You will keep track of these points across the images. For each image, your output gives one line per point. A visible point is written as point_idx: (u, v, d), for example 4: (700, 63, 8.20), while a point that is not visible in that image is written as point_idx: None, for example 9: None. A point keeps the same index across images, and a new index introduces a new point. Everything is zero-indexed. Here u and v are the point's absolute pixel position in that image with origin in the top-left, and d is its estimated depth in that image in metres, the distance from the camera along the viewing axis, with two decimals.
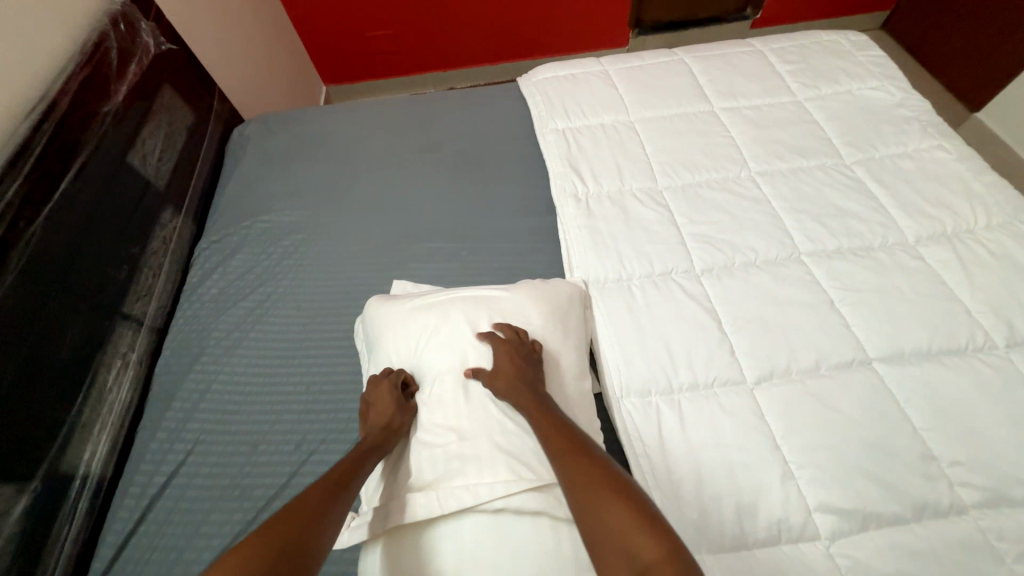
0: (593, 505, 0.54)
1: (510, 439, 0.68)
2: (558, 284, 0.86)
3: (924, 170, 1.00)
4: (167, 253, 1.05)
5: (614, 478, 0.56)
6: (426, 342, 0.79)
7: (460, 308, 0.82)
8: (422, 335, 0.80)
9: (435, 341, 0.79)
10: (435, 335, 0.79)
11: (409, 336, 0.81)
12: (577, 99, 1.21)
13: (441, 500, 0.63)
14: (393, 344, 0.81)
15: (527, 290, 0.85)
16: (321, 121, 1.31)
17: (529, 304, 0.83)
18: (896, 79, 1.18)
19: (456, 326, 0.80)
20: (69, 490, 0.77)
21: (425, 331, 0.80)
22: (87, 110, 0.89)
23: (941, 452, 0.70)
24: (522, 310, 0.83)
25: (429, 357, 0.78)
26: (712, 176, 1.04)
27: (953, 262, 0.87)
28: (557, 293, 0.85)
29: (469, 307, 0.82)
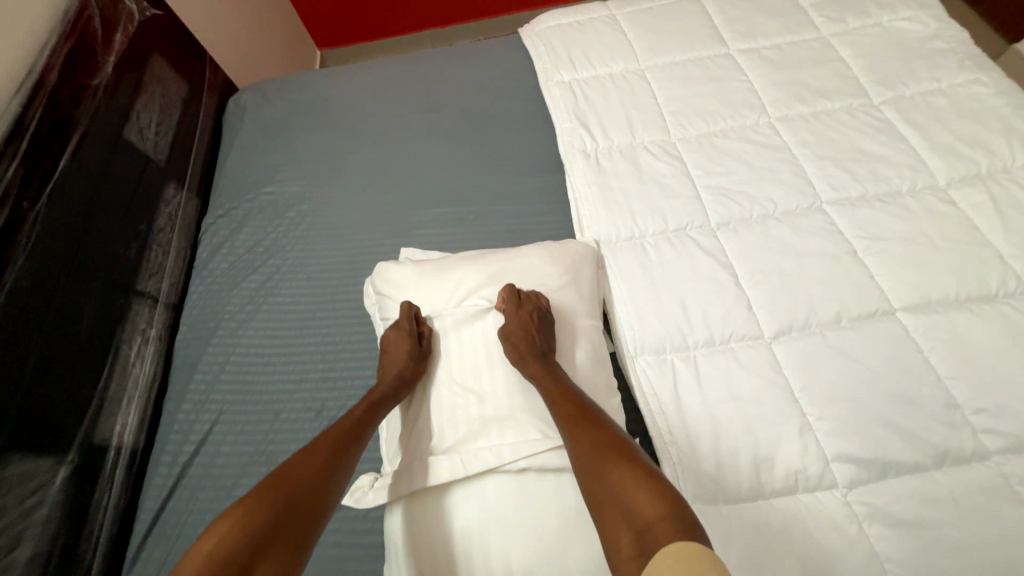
0: (597, 469, 0.55)
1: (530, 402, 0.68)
2: (570, 244, 0.84)
3: (959, 107, 0.93)
4: (174, 230, 1.05)
5: (622, 444, 0.57)
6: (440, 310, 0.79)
7: (473, 274, 0.81)
8: (436, 302, 0.80)
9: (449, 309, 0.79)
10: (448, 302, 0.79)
11: (422, 303, 0.80)
12: (583, 47, 1.14)
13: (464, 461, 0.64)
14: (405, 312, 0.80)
15: (539, 252, 0.83)
16: (317, 86, 1.26)
17: (542, 266, 0.81)
18: (932, 7, 1.08)
19: (468, 292, 0.79)
20: (105, 460, 0.80)
21: (438, 298, 0.80)
22: (77, 84, 0.86)
23: (966, 400, 0.69)
24: (536, 272, 0.81)
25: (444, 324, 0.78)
26: (729, 124, 0.99)
27: (987, 205, 0.82)
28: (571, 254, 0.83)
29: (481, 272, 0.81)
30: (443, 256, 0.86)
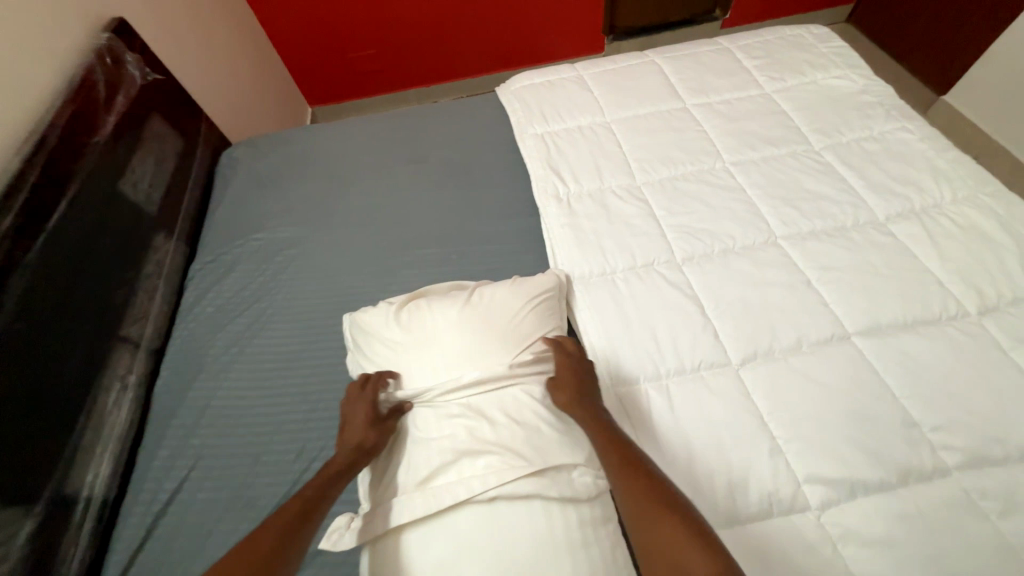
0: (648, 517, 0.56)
1: (499, 434, 0.66)
2: (538, 274, 0.86)
3: (890, 151, 1.04)
4: (161, 276, 1.07)
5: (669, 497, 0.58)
6: (409, 339, 0.78)
7: (442, 312, 0.79)
8: (404, 346, 0.78)
9: (417, 339, 0.77)
10: (416, 331, 0.78)
11: (391, 345, 0.79)
12: (554, 104, 1.25)
13: (434, 496, 0.61)
14: (377, 347, 0.80)
15: (506, 287, 0.83)
16: (308, 141, 1.34)
17: (509, 292, 0.82)
18: (858, 67, 1.23)
19: (436, 319, 0.79)
20: (74, 512, 0.77)
21: (406, 341, 0.78)
22: (78, 142, 0.91)
23: (924, 418, 0.72)
24: (504, 307, 0.80)
25: (412, 369, 0.76)
26: (688, 169, 1.08)
27: (922, 236, 0.90)
28: (537, 281, 0.84)
29: (450, 299, 0.81)
30: (422, 292, 0.89)
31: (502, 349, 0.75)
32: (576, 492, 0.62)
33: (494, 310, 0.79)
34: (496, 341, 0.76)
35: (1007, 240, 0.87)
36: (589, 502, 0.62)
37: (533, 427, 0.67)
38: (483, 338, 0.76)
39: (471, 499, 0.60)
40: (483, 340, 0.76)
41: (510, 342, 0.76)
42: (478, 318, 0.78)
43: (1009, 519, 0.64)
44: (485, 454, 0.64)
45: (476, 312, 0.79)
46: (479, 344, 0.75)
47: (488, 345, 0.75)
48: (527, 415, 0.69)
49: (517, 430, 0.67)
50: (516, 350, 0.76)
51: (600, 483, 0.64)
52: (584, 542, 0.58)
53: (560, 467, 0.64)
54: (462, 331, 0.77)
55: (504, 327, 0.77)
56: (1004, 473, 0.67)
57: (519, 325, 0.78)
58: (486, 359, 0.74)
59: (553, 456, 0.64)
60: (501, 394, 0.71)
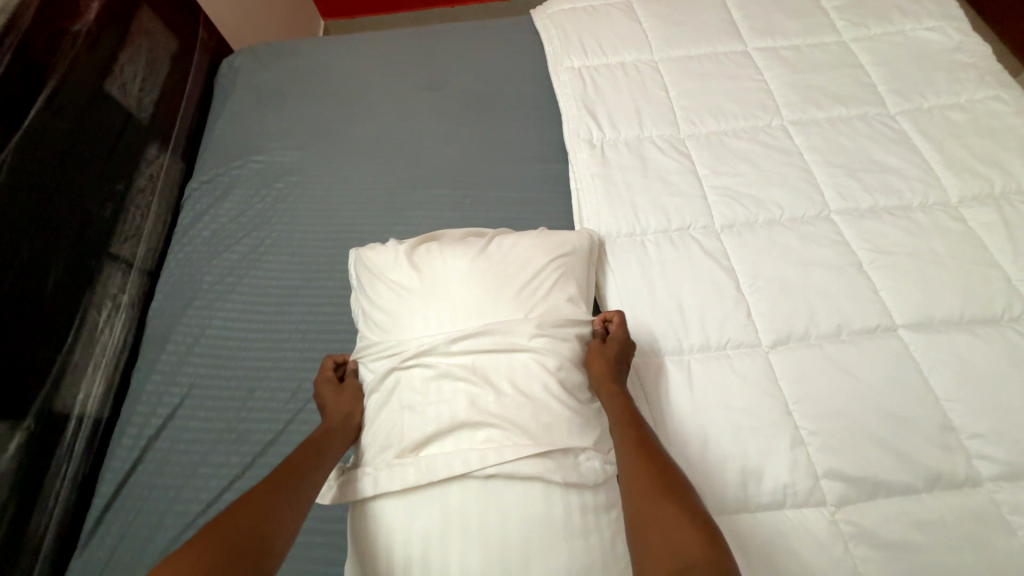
0: (647, 493, 0.51)
1: (503, 406, 0.61)
2: (567, 233, 0.79)
3: (977, 124, 0.91)
4: (155, 192, 0.99)
5: (670, 477, 0.53)
6: (418, 281, 0.72)
7: (452, 262, 0.73)
8: (407, 292, 0.72)
9: (428, 283, 0.71)
10: (426, 276, 0.72)
11: (394, 290, 0.73)
12: (596, 34, 1.09)
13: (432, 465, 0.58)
14: (383, 286, 0.74)
15: (526, 244, 0.76)
16: (317, 55, 1.20)
17: (531, 248, 0.75)
18: (956, 18, 1.05)
19: (450, 266, 0.72)
20: (65, 429, 0.76)
21: (411, 287, 0.72)
22: (54, 31, 0.80)
23: (963, 423, 0.67)
24: (520, 265, 0.73)
25: (412, 317, 0.70)
26: (740, 124, 0.95)
27: (998, 225, 0.80)
28: (564, 241, 0.77)
29: (468, 246, 0.75)
30: (434, 234, 0.82)
31: (512, 308, 0.69)
32: (582, 478, 0.58)
33: (515, 264, 0.73)
34: (506, 301, 0.70)
35: None
36: (594, 491, 0.59)
37: (542, 400, 0.62)
38: (499, 293, 0.70)
39: (469, 477, 0.58)
40: (498, 295, 0.70)
41: (522, 304, 0.70)
42: (491, 272, 0.72)
43: None
44: (486, 427, 0.60)
45: (495, 264, 0.73)
46: (493, 298, 0.69)
47: (502, 301, 0.69)
48: (535, 387, 0.63)
49: (523, 401, 0.62)
50: (531, 308, 0.70)
51: (608, 469, 0.60)
52: (584, 528, 0.56)
53: (567, 450, 0.59)
54: (478, 281, 0.71)
55: (521, 283, 0.71)
56: None
57: (539, 283, 0.72)
58: (498, 316, 0.68)
59: (559, 437, 0.59)
60: (510, 358, 0.65)
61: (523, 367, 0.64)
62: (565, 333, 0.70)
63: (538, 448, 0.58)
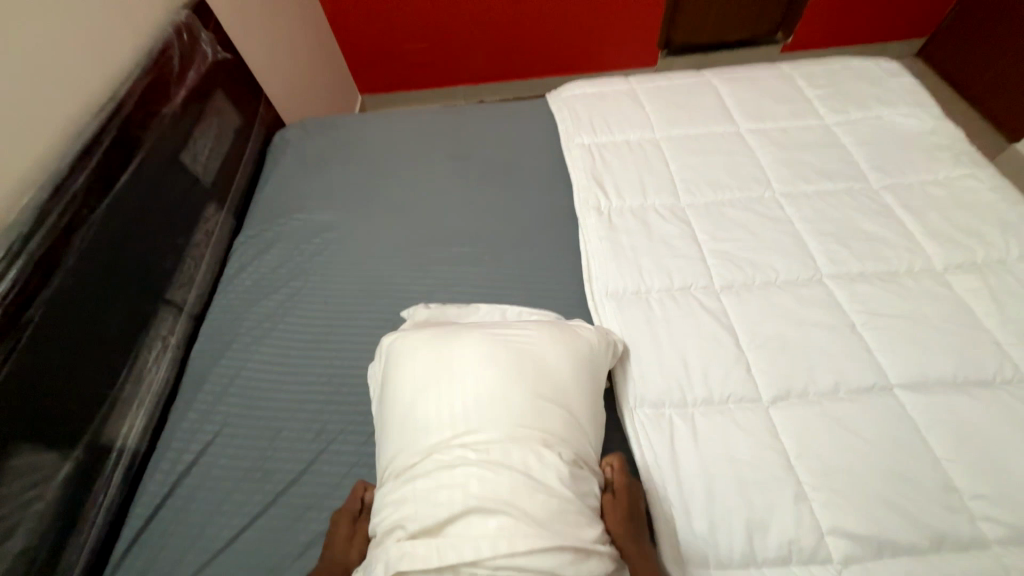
0: None
1: (514, 488, 0.62)
2: (584, 330, 0.82)
3: (955, 198, 0.99)
4: (208, 245, 1.11)
5: None
6: (439, 359, 0.76)
7: (471, 344, 0.77)
8: (426, 371, 0.75)
9: (444, 361, 0.75)
10: (445, 356, 0.76)
11: (414, 368, 0.76)
12: (604, 115, 1.24)
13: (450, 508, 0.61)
14: (409, 359, 0.78)
15: (541, 330, 0.80)
16: (358, 128, 1.37)
17: (546, 335, 0.79)
18: (929, 106, 1.17)
19: (468, 347, 0.76)
20: (106, 461, 0.81)
21: (430, 367, 0.75)
22: (148, 111, 0.96)
23: (965, 483, 0.68)
24: (536, 350, 0.77)
25: (428, 398, 0.72)
26: (735, 195, 1.05)
27: (982, 291, 0.86)
28: (580, 338, 0.80)
29: (490, 333, 0.79)
30: (457, 309, 0.94)
31: (526, 392, 0.72)
32: (595, 541, 0.61)
33: (531, 353, 0.76)
34: (520, 383, 0.72)
35: None
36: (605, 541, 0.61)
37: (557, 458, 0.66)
38: (510, 382, 0.72)
39: (485, 520, 0.60)
40: (510, 382, 0.72)
41: (535, 389, 0.72)
42: (508, 355, 0.75)
43: None
44: (498, 513, 0.60)
45: (514, 352, 0.76)
46: (507, 383, 0.72)
47: (515, 387, 0.72)
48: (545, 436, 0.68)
49: (535, 450, 0.66)
50: (539, 397, 0.72)
51: None
52: None
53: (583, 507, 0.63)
54: (494, 368, 0.73)
55: (535, 368, 0.74)
56: None
57: (549, 376, 0.74)
58: (506, 405, 0.70)
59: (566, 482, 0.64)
60: (516, 435, 0.67)
61: (525, 449, 0.66)
62: (570, 426, 0.71)
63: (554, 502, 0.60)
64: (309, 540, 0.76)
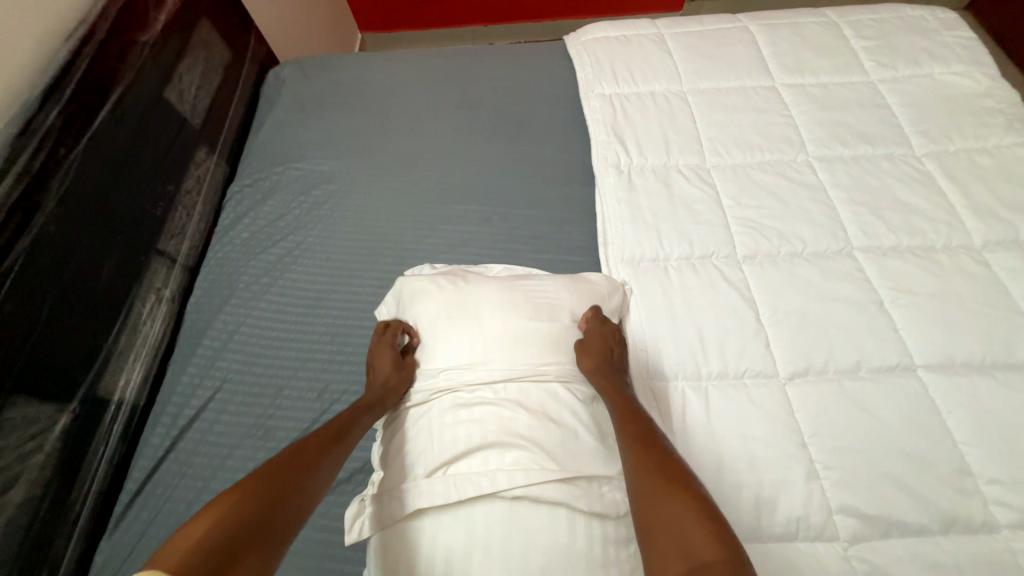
0: (654, 494, 0.53)
1: (531, 427, 0.63)
2: (594, 282, 0.81)
3: (1004, 169, 0.92)
4: (200, 193, 1.05)
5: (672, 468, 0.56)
6: (448, 319, 0.75)
7: (483, 292, 0.76)
8: (438, 318, 0.75)
9: (456, 308, 0.75)
10: (458, 302, 0.76)
11: (426, 316, 0.77)
12: (627, 63, 1.13)
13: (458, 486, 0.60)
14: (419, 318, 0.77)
15: (554, 280, 0.80)
16: (358, 69, 1.26)
17: (558, 284, 0.79)
18: (985, 64, 1.06)
19: (480, 294, 0.76)
20: (105, 414, 0.80)
21: (442, 313, 0.75)
22: (126, 39, 0.87)
23: (981, 468, 0.67)
24: (548, 299, 0.77)
25: (442, 344, 0.73)
26: (766, 158, 0.98)
27: (1021, 271, 0.81)
28: (589, 290, 0.79)
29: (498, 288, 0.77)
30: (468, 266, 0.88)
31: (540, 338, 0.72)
32: (605, 508, 0.59)
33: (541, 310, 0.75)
34: (534, 328, 0.73)
35: None
36: (615, 521, 0.59)
37: (567, 428, 0.64)
38: (523, 336, 0.71)
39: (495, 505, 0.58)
40: (522, 338, 0.71)
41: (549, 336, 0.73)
42: (520, 302, 0.75)
43: None
44: (514, 449, 0.61)
45: (524, 307, 0.75)
46: (520, 327, 0.72)
47: (528, 331, 0.72)
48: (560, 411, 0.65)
49: (549, 424, 0.64)
50: (552, 353, 0.71)
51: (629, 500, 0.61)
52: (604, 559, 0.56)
53: (591, 478, 0.60)
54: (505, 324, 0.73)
55: (548, 316, 0.75)
56: None
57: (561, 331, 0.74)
58: (521, 358, 0.70)
59: (584, 464, 0.61)
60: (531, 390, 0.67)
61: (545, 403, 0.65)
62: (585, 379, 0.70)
63: (563, 474, 0.59)
64: None
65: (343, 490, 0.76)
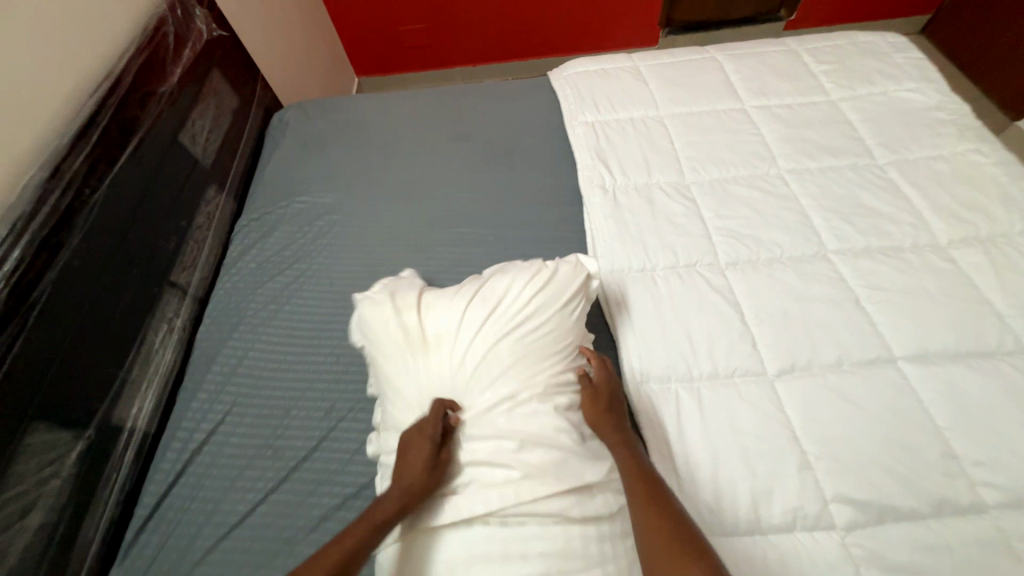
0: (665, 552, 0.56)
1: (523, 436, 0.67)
2: (561, 275, 0.79)
3: (960, 173, 0.99)
4: (210, 227, 1.11)
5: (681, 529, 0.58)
6: (411, 349, 0.75)
7: (444, 317, 0.76)
8: (399, 350, 0.75)
9: (416, 338, 0.75)
10: (418, 331, 0.75)
11: (386, 347, 0.76)
12: (607, 93, 1.22)
13: (457, 503, 0.63)
14: (388, 341, 0.76)
15: (523, 291, 0.76)
16: (358, 109, 1.35)
17: (524, 298, 0.76)
18: (935, 80, 1.16)
19: (441, 321, 0.75)
20: (119, 441, 0.81)
21: (403, 345, 0.75)
22: (145, 90, 0.95)
23: (964, 451, 0.70)
24: (511, 316, 0.75)
25: (406, 375, 0.74)
26: (740, 173, 1.05)
27: (985, 264, 0.86)
28: (559, 287, 0.78)
29: (471, 300, 0.76)
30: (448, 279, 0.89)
31: (506, 359, 0.72)
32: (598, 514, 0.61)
33: (517, 316, 0.75)
34: (494, 350, 0.72)
35: None
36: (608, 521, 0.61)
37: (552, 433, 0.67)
38: (502, 344, 0.72)
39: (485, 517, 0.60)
40: (501, 343, 0.72)
41: (516, 355, 0.72)
42: (481, 324, 0.74)
43: None
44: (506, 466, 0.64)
45: (500, 315, 0.75)
46: (484, 353, 0.72)
47: (492, 354, 0.72)
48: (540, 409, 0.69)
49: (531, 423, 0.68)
50: (522, 370, 0.71)
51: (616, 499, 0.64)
52: (602, 557, 0.59)
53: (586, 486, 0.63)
54: (482, 334, 0.73)
55: (511, 334, 0.73)
56: None
57: (537, 329, 0.75)
58: (496, 364, 0.71)
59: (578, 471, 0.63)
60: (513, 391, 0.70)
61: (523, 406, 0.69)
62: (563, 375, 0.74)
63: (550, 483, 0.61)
64: (323, 514, 0.78)
65: (351, 506, 0.78)
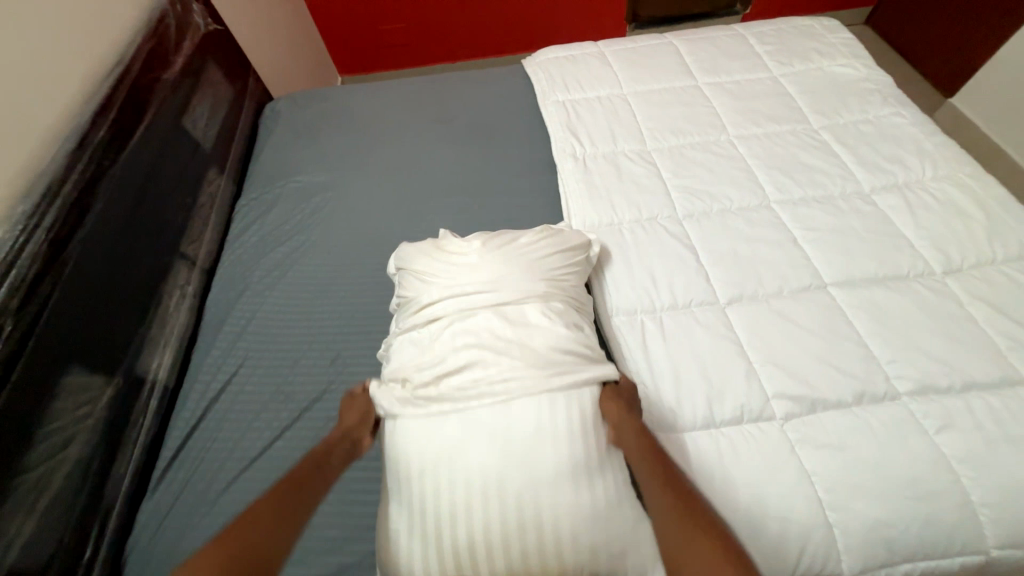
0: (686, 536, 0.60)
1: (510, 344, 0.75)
2: (567, 233, 0.93)
3: (882, 132, 1.14)
4: (213, 206, 1.19)
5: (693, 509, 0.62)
6: (437, 263, 0.86)
7: (471, 240, 0.89)
8: (429, 261, 0.87)
9: (445, 254, 0.87)
10: (449, 249, 0.88)
11: (418, 262, 0.88)
12: (576, 75, 1.35)
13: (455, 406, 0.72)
14: (424, 256, 0.88)
15: (543, 234, 0.91)
16: (347, 98, 1.45)
17: (540, 238, 0.90)
18: (862, 56, 1.31)
19: (468, 243, 0.88)
20: (142, 390, 0.89)
21: (433, 258, 0.87)
22: (152, 76, 1.03)
23: (882, 353, 0.83)
24: (530, 246, 0.88)
25: (429, 283, 0.84)
26: (695, 140, 1.18)
27: (902, 206, 1.00)
28: (566, 239, 0.91)
29: (494, 236, 0.89)
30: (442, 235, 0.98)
31: (520, 274, 0.82)
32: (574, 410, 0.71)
33: (532, 251, 0.87)
34: (512, 265, 0.83)
35: (978, 213, 0.97)
36: None
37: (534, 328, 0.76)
38: (515, 268, 0.82)
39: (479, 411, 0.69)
40: (513, 268, 0.82)
41: (527, 273, 0.82)
42: (504, 246, 0.86)
43: (944, 434, 0.74)
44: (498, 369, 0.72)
45: (516, 247, 0.87)
46: (500, 266, 0.82)
47: (507, 269, 0.82)
48: (538, 318, 0.77)
49: (528, 329, 0.75)
50: (533, 286, 0.81)
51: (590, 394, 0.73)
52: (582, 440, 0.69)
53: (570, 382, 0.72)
54: (503, 257, 0.84)
55: (529, 257, 0.85)
56: (944, 400, 0.77)
57: (547, 264, 0.86)
58: (512, 277, 0.81)
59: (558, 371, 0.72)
60: (519, 305, 0.78)
61: (523, 313, 0.77)
62: (560, 294, 0.83)
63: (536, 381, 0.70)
64: None
65: None
